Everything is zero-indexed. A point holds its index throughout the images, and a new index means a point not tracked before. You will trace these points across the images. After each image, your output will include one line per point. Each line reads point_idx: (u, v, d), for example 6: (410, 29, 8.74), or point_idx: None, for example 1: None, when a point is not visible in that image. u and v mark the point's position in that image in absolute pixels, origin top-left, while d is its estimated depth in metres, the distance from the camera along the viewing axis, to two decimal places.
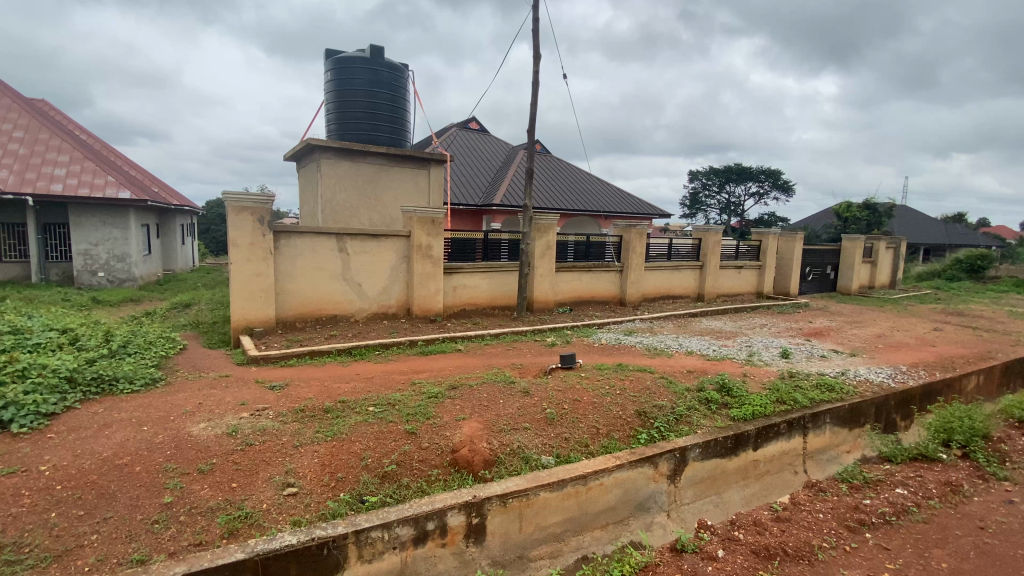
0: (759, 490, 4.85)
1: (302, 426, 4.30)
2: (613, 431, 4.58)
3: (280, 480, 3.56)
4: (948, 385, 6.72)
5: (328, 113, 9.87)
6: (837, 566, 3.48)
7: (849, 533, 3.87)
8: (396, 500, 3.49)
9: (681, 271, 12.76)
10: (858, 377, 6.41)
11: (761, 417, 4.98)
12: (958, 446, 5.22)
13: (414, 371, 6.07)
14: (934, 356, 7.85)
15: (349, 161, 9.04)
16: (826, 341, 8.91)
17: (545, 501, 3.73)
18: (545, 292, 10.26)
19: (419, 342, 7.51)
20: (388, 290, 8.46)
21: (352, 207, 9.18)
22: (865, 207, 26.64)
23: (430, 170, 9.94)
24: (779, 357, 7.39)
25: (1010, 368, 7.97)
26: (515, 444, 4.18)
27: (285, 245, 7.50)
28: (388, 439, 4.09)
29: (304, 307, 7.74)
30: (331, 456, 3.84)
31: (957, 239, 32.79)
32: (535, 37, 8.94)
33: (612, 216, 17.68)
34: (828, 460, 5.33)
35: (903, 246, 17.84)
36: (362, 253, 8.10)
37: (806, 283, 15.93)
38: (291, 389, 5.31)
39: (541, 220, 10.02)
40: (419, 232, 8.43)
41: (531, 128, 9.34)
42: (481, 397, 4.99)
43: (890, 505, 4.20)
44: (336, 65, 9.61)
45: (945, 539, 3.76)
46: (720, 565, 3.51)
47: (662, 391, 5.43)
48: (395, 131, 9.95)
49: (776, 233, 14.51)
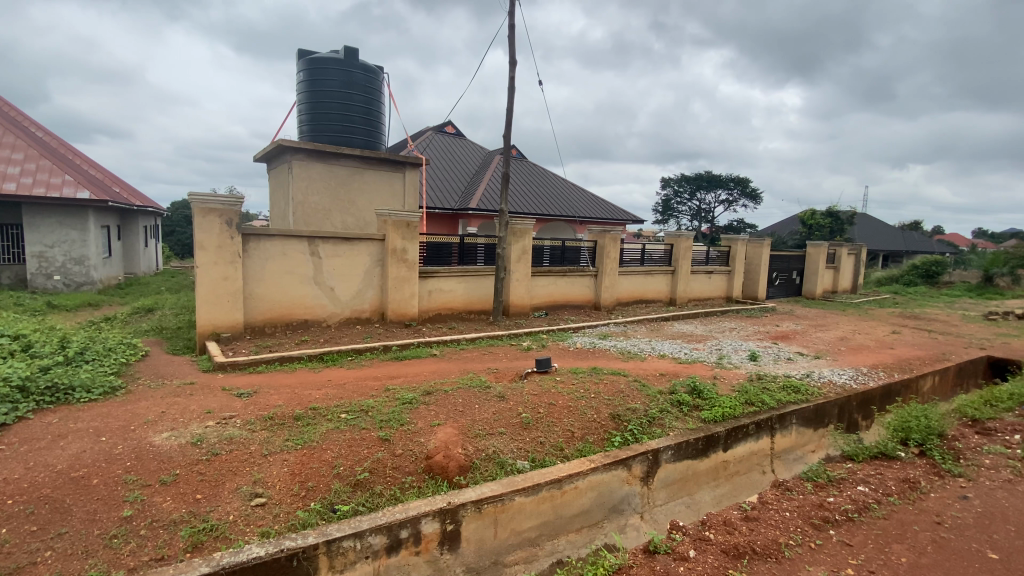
0: (729, 490, 4.97)
1: (271, 434, 4.20)
2: (588, 434, 4.63)
3: (248, 490, 3.45)
4: (906, 386, 7.02)
5: (300, 113, 9.69)
6: (803, 563, 3.58)
7: (813, 531, 4.00)
8: (368, 508, 3.44)
9: (654, 275, 12.98)
10: (823, 379, 6.64)
11: (731, 418, 5.11)
12: (915, 443, 5.43)
13: (388, 377, 5.99)
14: (892, 358, 8.21)
15: (322, 163, 8.90)
16: (792, 344, 9.20)
17: (521, 506, 3.72)
18: (521, 296, 10.28)
19: (393, 347, 7.41)
20: (362, 294, 8.34)
21: (325, 210, 9.03)
22: (828, 215, 27.75)
23: (405, 173, 9.87)
24: (748, 360, 7.60)
25: (962, 369, 8.38)
26: (490, 449, 4.17)
27: (254, 247, 7.29)
28: (361, 446, 4.02)
29: (274, 312, 7.56)
30: (301, 465, 3.75)
31: (913, 245, 34.45)
32: (511, 42, 8.99)
33: (586, 221, 17.88)
34: (794, 460, 5.51)
35: (863, 253, 18.61)
36: (335, 257, 7.96)
37: (773, 288, 16.45)
38: (260, 396, 5.16)
39: (517, 224, 10.04)
40: (394, 236, 8.32)
41: (508, 134, 9.37)
42: (456, 402, 4.96)
43: (852, 502, 4.36)
44: (309, 65, 9.46)
45: (904, 534, 3.89)
46: (691, 565, 3.57)
47: (635, 394, 5.51)
48: (370, 134, 9.84)
49: (745, 239, 14.92)
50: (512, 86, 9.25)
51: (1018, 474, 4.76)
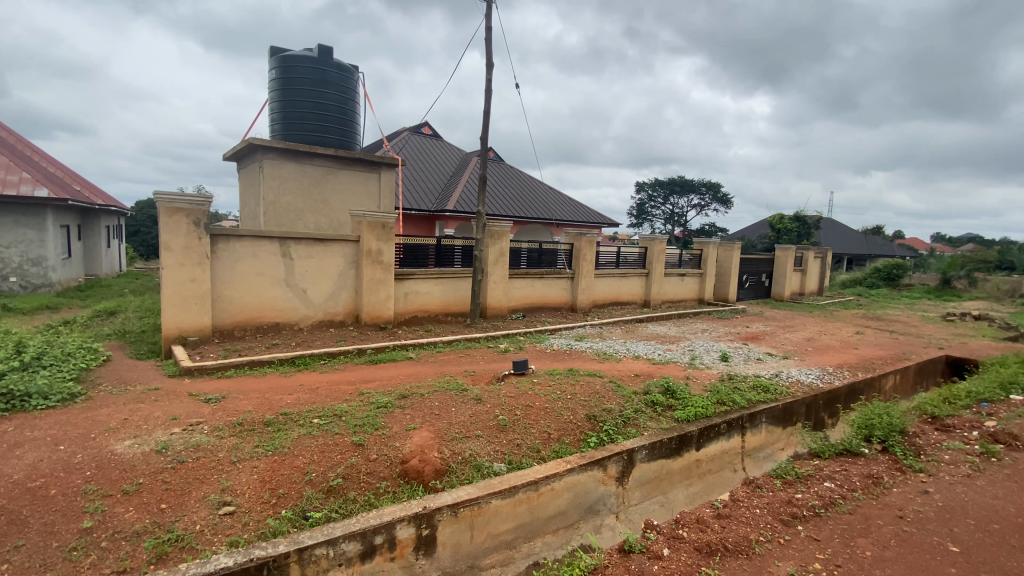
0: (701, 489, 5.07)
1: (240, 440, 4.08)
2: (565, 435, 4.65)
3: (215, 498, 3.35)
4: (869, 385, 7.28)
5: (272, 112, 9.49)
6: (773, 559, 3.66)
7: (782, 527, 4.11)
8: (342, 514, 3.38)
9: (629, 278, 13.15)
10: (791, 378, 6.83)
11: (703, 418, 5.21)
12: (879, 440, 5.62)
13: (362, 381, 5.91)
14: (856, 358, 8.50)
15: (294, 162, 8.73)
16: (761, 344, 9.45)
17: (497, 508, 3.71)
18: (498, 298, 10.27)
19: (367, 350, 7.31)
20: (335, 296, 8.20)
21: (298, 210, 8.86)
22: (795, 219, 28.60)
23: (381, 174, 9.76)
24: (719, 360, 7.77)
25: (922, 368, 8.73)
26: (466, 452, 4.15)
27: (223, 248, 7.09)
28: (334, 451, 3.94)
29: (244, 315, 7.36)
30: (272, 471, 3.65)
31: (876, 249, 35.82)
32: (488, 44, 8.99)
33: (563, 224, 18.01)
34: (764, 458, 5.66)
35: (828, 256, 19.24)
36: (308, 259, 7.81)
37: (743, 290, 16.88)
38: (229, 401, 5.01)
39: (494, 226, 10.03)
40: (369, 237, 8.21)
41: (484, 136, 9.37)
42: (432, 406, 4.91)
43: (819, 498, 4.49)
44: (281, 63, 9.28)
45: (868, 529, 4.01)
46: (665, 563, 3.62)
47: (610, 395, 5.56)
48: (344, 133, 9.70)
49: (716, 243, 15.27)
50: (489, 89, 9.24)
51: (975, 469, 4.94)
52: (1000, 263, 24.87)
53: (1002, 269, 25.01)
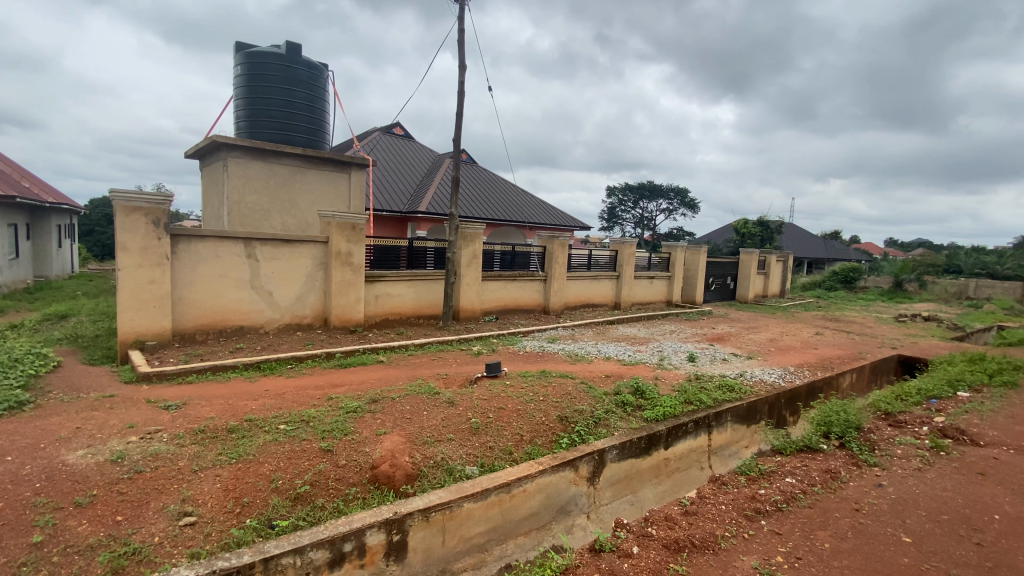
0: (669, 487, 5.18)
1: (202, 448, 3.94)
2: (537, 437, 4.68)
3: (175, 509, 3.22)
4: (828, 383, 7.58)
5: (238, 109, 9.23)
6: (737, 553, 3.77)
7: (747, 522, 4.23)
8: (310, 522, 3.31)
9: (600, 280, 13.33)
10: (755, 378, 7.05)
11: (671, 417, 5.32)
12: (836, 436, 5.86)
13: (331, 385, 5.79)
14: (816, 357, 8.85)
15: (261, 161, 8.51)
16: (726, 345, 9.74)
17: (469, 512, 3.70)
18: (471, 300, 10.25)
19: (337, 354, 7.17)
20: (303, 299, 8.02)
21: (264, 211, 8.64)
22: (759, 224, 29.61)
23: (351, 174, 9.61)
24: (686, 361, 7.96)
25: (876, 367, 9.15)
26: (438, 456, 4.12)
27: (185, 249, 6.84)
28: (301, 458, 3.85)
29: (206, 319, 7.12)
30: (235, 480, 3.54)
31: (834, 253, 37.38)
32: (460, 46, 8.98)
33: (536, 226, 18.12)
34: (729, 455, 5.84)
35: (790, 260, 19.97)
36: (274, 260, 7.62)
37: (710, 293, 17.35)
38: (190, 408, 4.83)
39: (467, 229, 10.00)
40: (338, 239, 8.06)
41: (457, 137, 9.34)
42: (404, 409, 4.86)
43: (781, 493, 4.66)
44: (248, 59, 9.03)
45: (827, 521, 4.16)
46: (635, 561, 3.69)
47: (582, 396, 5.64)
48: (313, 132, 9.51)
49: (684, 246, 15.64)
50: (461, 90, 9.23)
51: (925, 462, 5.19)
52: (947, 267, 26.33)
53: (949, 272, 26.49)
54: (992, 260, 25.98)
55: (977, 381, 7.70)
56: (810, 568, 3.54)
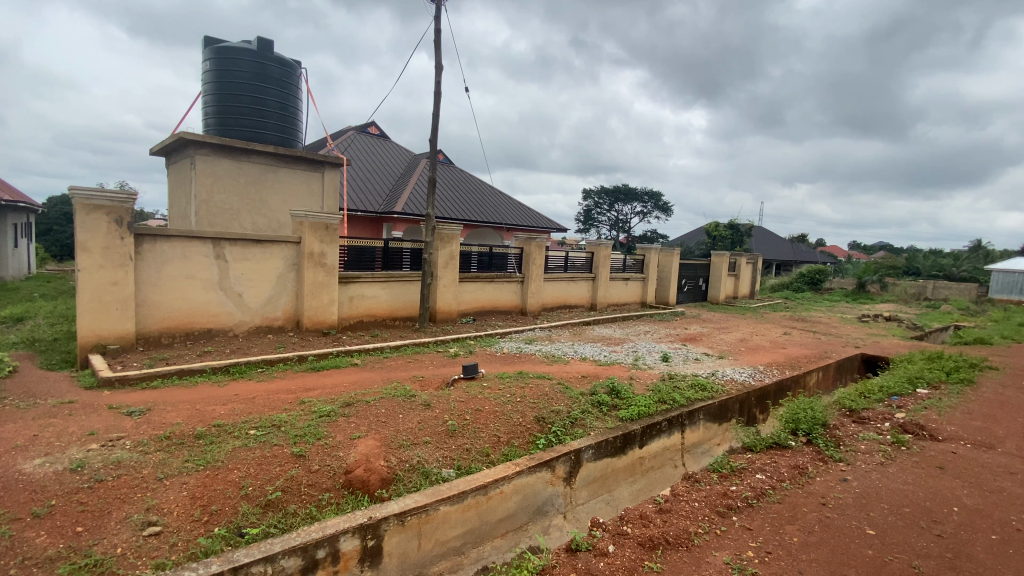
0: (644, 485, 5.25)
1: (167, 455, 3.80)
2: (513, 438, 4.68)
3: (139, 518, 3.10)
4: (796, 381, 7.81)
5: (206, 105, 8.97)
6: (710, 549, 3.85)
7: (719, 518, 4.33)
8: (281, 529, 3.24)
9: (576, 282, 13.44)
10: (726, 377, 7.22)
11: (646, 416, 5.40)
12: (804, 433, 6.05)
13: (304, 389, 5.67)
14: (784, 356, 9.12)
15: (230, 159, 8.30)
16: (699, 345, 9.94)
17: (445, 515, 3.67)
18: (448, 302, 10.19)
19: (309, 357, 7.03)
20: (274, 301, 7.85)
21: (233, 210, 8.41)
22: (729, 227, 30.40)
23: (324, 173, 9.43)
24: (660, 361, 8.10)
25: (841, 365, 9.46)
26: (414, 460, 4.08)
27: (150, 249, 6.60)
28: (273, 463, 3.76)
29: (172, 321, 6.89)
30: (203, 487, 3.43)
31: (801, 256, 38.59)
32: (437, 46, 8.93)
33: (513, 228, 18.15)
34: (701, 453, 5.95)
35: (759, 262, 20.53)
36: (244, 261, 7.42)
37: (683, 294, 17.69)
38: (155, 414, 4.66)
39: (444, 229, 9.95)
40: (311, 239, 7.91)
41: (434, 138, 9.28)
42: (379, 413, 4.80)
43: (751, 489, 4.78)
44: (217, 54, 8.79)
45: (796, 516, 4.28)
46: (610, 559, 3.73)
47: (558, 396, 5.68)
48: (285, 130, 9.31)
49: (658, 249, 15.91)
50: (438, 91, 9.18)
51: (887, 457, 5.40)
52: (906, 269, 27.47)
53: (908, 274, 27.62)
54: (947, 262, 27.21)
55: (935, 378, 8.06)
56: (780, 562, 3.63)
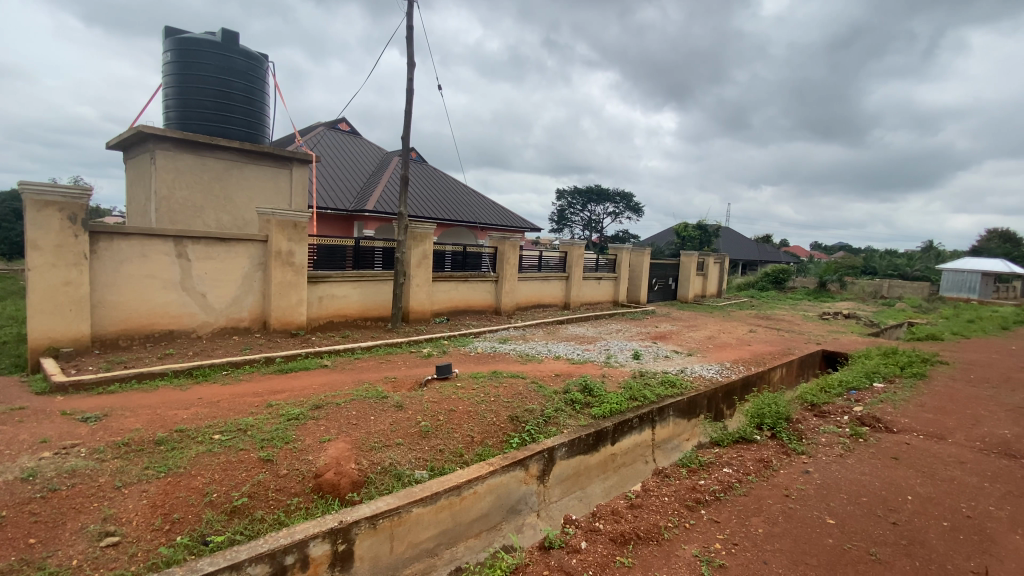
0: (616, 481, 5.33)
1: (126, 462, 3.65)
2: (487, 438, 4.68)
3: (96, 529, 2.97)
4: (761, 377, 8.06)
5: (167, 98, 8.64)
6: (679, 542, 3.94)
7: (688, 512, 4.43)
8: (247, 536, 3.15)
9: (550, 281, 13.52)
10: (694, 374, 7.39)
11: (618, 413, 5.49)
12: (768, 427, 6.26)
13: (271, 392, 5.53)
14: (749, 353, 9.41)
15: (193, 154, 8.01)
16: (668, 343, 10.15)
17: (418, 516, 3.64)
18: (421, 301, 10.10)
19: (277, 359, 6.85)
20: (240, 301, 7.62)
21: (196, 207, 8.12)
22: (698, 228, 31.13)
23: (292, 170, 9.20)
24: (631, 358, 8.23)
25: (803, 361, 9.82)
26: (386, 462, 4.03)
27: (106, 248, 6.31)
28: (238, 469, 3.65)
29: (131, 323, 6.61)
30: (164, 495, 3.31)
31: (766, 256, 39.86)
32: (410, 43, 8.83)
33: (487, 227, 18.13)
34: (671, 449, 6.08)
35: (726, 262, 21.11)
36: (207, 260, 7.18)
37: (653, 293, 18.04)
38: (113, 420, 4.46)
39: (417, 229, 9.85)
40: (279, 237, 7.72)
41: (406, 136, 9.18)
42: (349, 415, 4.72)
43: (719, 483, 4.91)
44: (179, 46, 8.47)
45: (761, 508, 4.42)
46: (583, 556, 3.77)
47: (532, 395, 5.71)
48: (251, 126, 9.05)
49: (629, 248, 16.17)
50: (411, 89, 9.08)
51: (846, 449, 5.63)
52: (864, 268, 28.70)
53: (866, 273, 28.90)
54: (901, 262, 28.64)
55: (890, 373, 8.46)
56: (746, 553, 3.74)
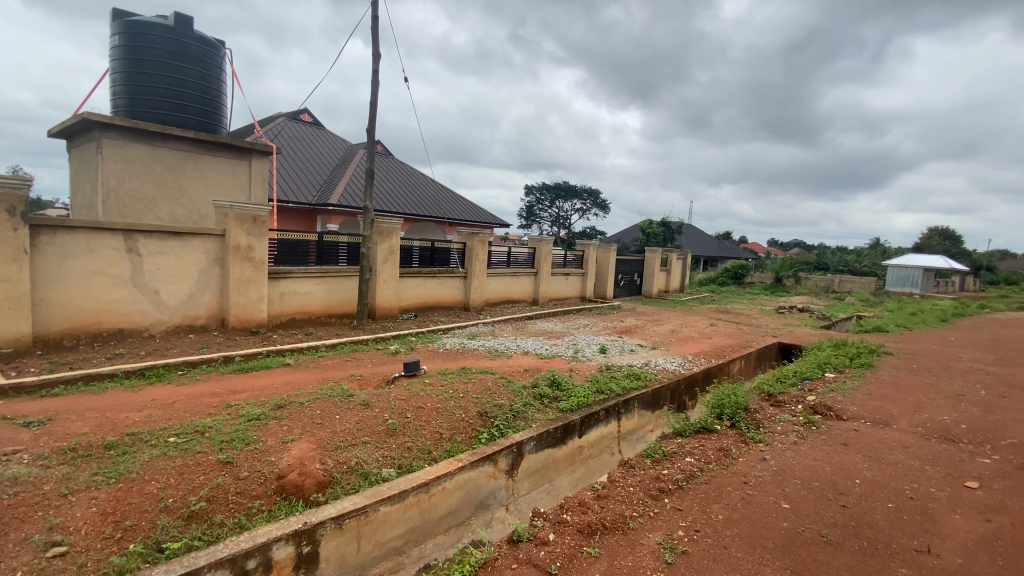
0: (583, 473, 5.42)
1: (73, 469, 3.45)
2: (456, 433, 4.68)
3: (40, 539, 2.81)
4: (721, 369, 8.35)
5: (115, 84, 8.18)
6: (645, 531, 4.05)
7: (652, 501, 4.56)
8: (206, 541, 3.06)
9: (519, 277, 13.57)
10: (658, 366, 7.60)
11: (585, 406, 5.59)
12: (728, 417, 6.50)
13: (231, 391, 5.34)
14: (710, 346, 9.73)
15: (143, 144, 7.62)
16: (633, 337, 10.38)
17: (385, 515, 3.60)
18: (388, 298, 9.95)
19: (236, 358, 6.62)
20: (196, 298, 7.31)
21: (148, 199, 7.73)
22: (662, 225, 31.84)
23: (251, 161, 8.87)
24: (598, 352, 8.38)
25: (761, 353, 10.23)
26: (352, 461, 3.96)
27: (48, 242, 5.94)
28: (196, 472, 3.52)
29: (77, 322, 6.24)
30: (116, 501, 3.16)
31: (726, 252, 41.24)
32: (375, 34, 8.64)
33: (456, 223, 18.00)
34: (636, 440, 6.24)
35: (688, 258, 21.73)
36: (161, 255, 6.86)
37: (619, 288, 18.39)
38: (58, 424, 4.20)
39: (383, 223, 9.68)
40: (237, 232, 7.44)
41: (372, 128, 9.00)
42: (314, 414, 4.62)
43: (682, 472, 5.08)
44: (127, 29, 8.01)
45: (721, 495, 4.59)
46: (550, 548, 3.83)
47: (502, 390, 5.74)
48: (207, 115, 8.67)
49: (596, 244, 16.40)
50: (376, 81, 8.90)
51: (800, 436, 5.92)
52: (817, 264, 30.05)
53: (819, 269, 30.32)
54: (850, 259, 30.20)
55: (840, 363, 8.92)
56: (707, 539, 3.88)
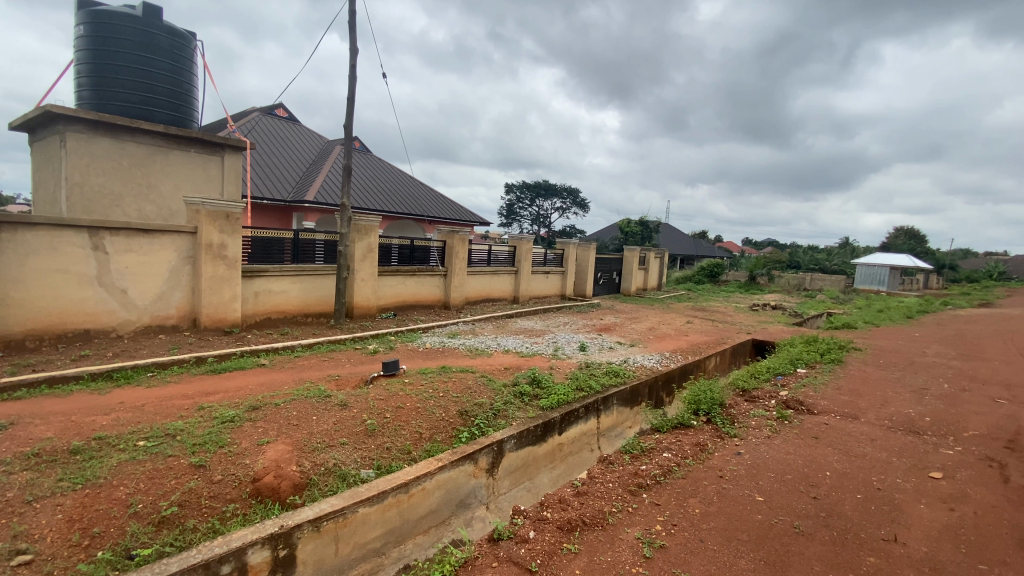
0: (563, 470, 5.46)
1: (36, 475, 3.31)
2: (436, 433, 4.67)
3: (3, 548, 2.70)
4: (697, 366, 8.51)
5: (79, 75, 7.87)
6: (623, 526, 4.11)
7: (631, 496, 4.62)
8: (178, 547, 2.98)
9: (499, 275, 13.57)
10: (636, 363, 7.71)
11: (565, 404, 5.63)
12: (704, 413, 6.63)
13: (204, 393, 5.21)
14: (687, 343, 9.91)
15: (109, 137, 7.35)
16: (612, 334, 10.49)
17: (364, 516, 3.57)
18: (366, 297, 9.82)
19: (209, 359, 6.45)
20: (166, 297, 7.10)
21: (114, 195, 7.46)
22: (640, 224, 32.24)
23: (224, 157, 8.64)
24: (578, 350, 8.44)
25: (736, 350, 10.45)
26: (329, 462, 3.91)
27: (7, 238, 5.68)
28: (166, 477, 3.42)
29: (40, 322, 6.00)
30: (83, 508, 3.05)
31: (703, 250, 41.99)
32: (352, 29, 8.51)
33: (435, 221, 17.88)
34: (615, 436, 6.32)
35: (666, 256, 22.05)
36: (129, 253, 6.64)
37: (599, 287, 18.55)
38: (20, 429, 4.03)
39: (361, 221, 9.55)
40: (209, 229, 7.23)
41: (349, 125, 8.87)
42: (291, 416, 4.53)
43: (659, 467, 5.17)
44: (91, 18, 7.71)
45: (697, 489, 4.68)
46: (531, 545, 3.85)
47: (482, 389, 5.74)
48: (177, 108, 8.41)
49: (576, 243, 16.50)
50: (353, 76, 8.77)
51: (773, 430, 6.08)
52: (790, 262, 30.84)
53: (791, 267, 31.11)
54: (821, 257, 31.09)
55: (812, 359, 9.19)
56: (684, 533, 3.95)
